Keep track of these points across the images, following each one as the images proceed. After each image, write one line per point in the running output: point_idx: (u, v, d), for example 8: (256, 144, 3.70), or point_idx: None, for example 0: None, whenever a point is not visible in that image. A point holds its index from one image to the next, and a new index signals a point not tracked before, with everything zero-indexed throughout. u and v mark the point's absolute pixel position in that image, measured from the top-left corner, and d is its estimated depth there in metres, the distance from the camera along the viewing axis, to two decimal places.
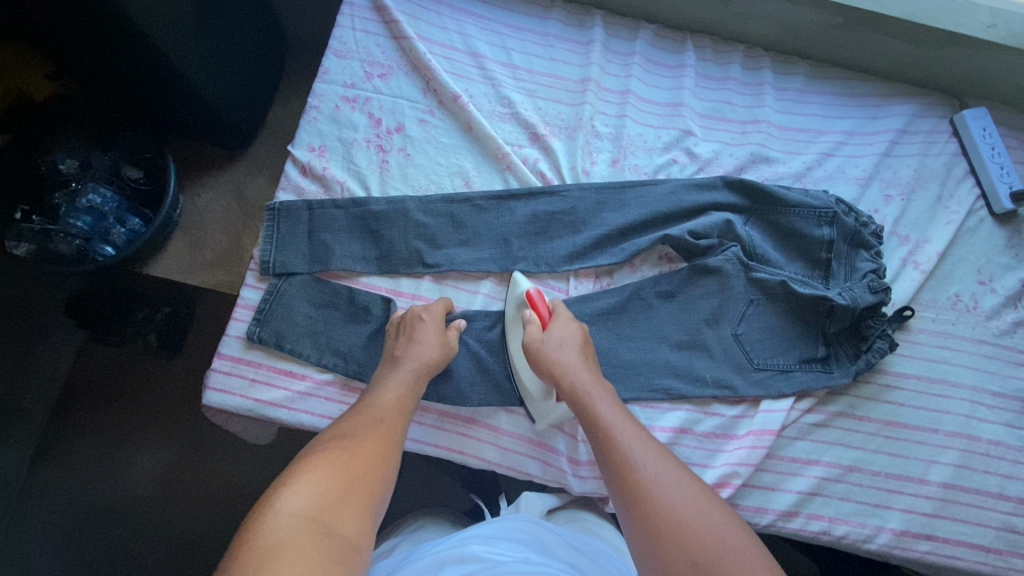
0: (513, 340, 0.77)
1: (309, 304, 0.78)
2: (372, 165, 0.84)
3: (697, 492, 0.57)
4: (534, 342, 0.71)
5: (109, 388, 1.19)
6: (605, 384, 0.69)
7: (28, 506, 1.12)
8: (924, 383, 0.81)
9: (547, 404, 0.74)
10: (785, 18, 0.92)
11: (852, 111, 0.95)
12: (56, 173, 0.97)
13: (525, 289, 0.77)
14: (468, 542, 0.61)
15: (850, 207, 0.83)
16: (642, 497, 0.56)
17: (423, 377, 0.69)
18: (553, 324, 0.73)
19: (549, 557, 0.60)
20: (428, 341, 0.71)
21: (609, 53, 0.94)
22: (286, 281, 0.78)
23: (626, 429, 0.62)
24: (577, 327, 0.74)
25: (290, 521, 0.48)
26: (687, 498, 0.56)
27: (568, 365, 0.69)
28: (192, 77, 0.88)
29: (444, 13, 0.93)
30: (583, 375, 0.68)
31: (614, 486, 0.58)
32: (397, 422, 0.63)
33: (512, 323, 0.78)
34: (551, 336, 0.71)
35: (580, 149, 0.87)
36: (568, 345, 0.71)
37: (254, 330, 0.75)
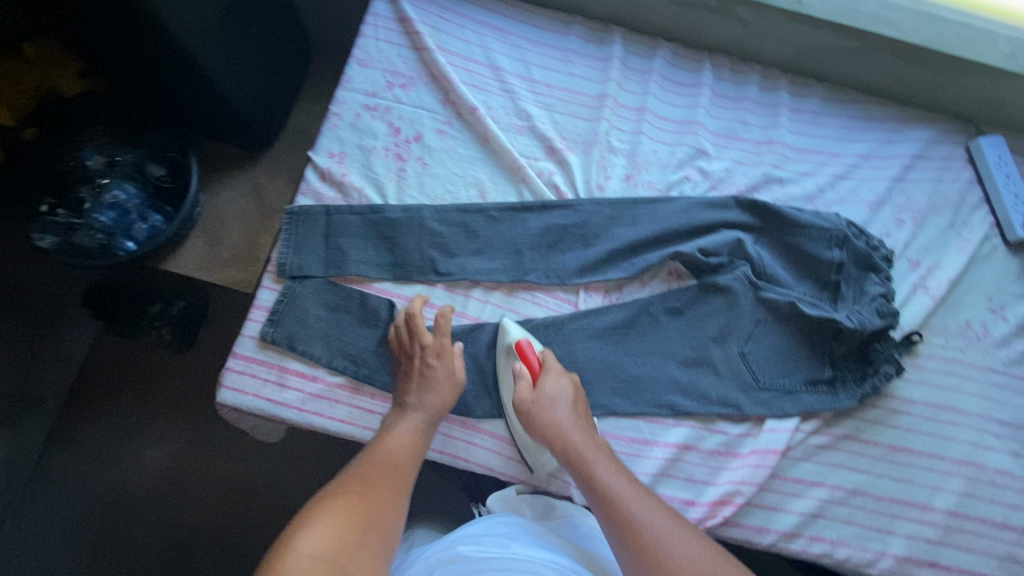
0: (505, 392, 0.78)
1: (322, 307, 0.79)
2: (390, 173, 0.86)
3: (699, 543, 0.61)
4: (526, 403, 0.72)
5: (121, 378, 1.23)
6: (599, 441, 0.71)
7: (37, 493, 1.14)
8: (931, 409, 0.81)
9: (541, 455, 0.76)
10: (802, 41, 0.93)
11: (867, 134, 0.96)
12: (82, 169, 0.99)
13: (516, 339, 0.77)
14: (454, 543, 0.63)
15: (861, 230, 0.84)
16: (655, 565, 0.59)
17: (438, 417, 0.72)
18: (545, 379, 0.74)
19: (537, 548, 0.63)
20: (441, 389, 0.73)
21: (627, 69, 0.95)
22: (300, 283, 0.79)
23: (627, 493, 0.65)
24: (568, 379, 0.75)
25: (306, 562, 0.51)
26: (693, 555, 0.60)
27: (564, 426, 0.70)
28: (217, 80, 0.90)
29: (466, 26, 0.95)
30: (580, 439, 0.69)
31: (624, 554, 0.61)
32: (404, 468, 0.67)
33: (503, 373, 0.78)
34: (543, 395, 0.72)
35: (595, 163, 0.88)
36: (561, 402, 0.72)
37: (268, 331, 0.76)
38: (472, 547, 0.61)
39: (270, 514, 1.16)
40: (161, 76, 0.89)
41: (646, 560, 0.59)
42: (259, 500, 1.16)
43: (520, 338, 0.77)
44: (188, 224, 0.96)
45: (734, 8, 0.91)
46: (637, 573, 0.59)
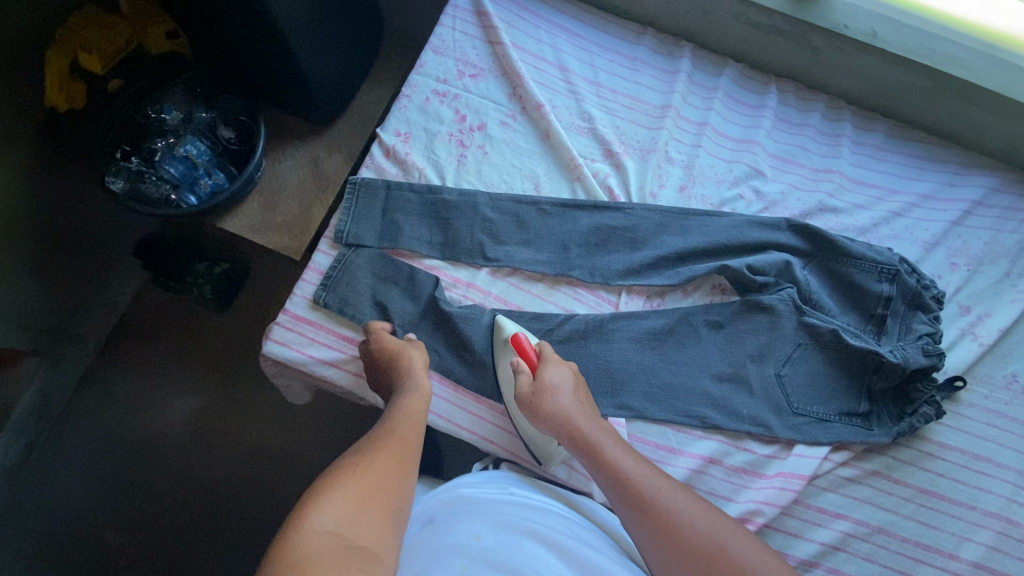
0: (504, 381, 0.78)
1: (372, 277, 0.82)
2: (451, 157, 0.88)
3: (708, 516, 0.62)
4: (529, 394, 0.72)
5: (158, 328, 1.27)
6: (605, 426, 0.71)
7: (66, 427, 1.20)
8: (967, 457, 0.79)
9: (548, 444, 0.76)
10: (871, 74, 0.93)
11: (928, 174, 0.94)
12: (160, 122, 1.05)
13: (512, 334, 0.77)
14: (457, 486, 0.69)
15: (914, 267, 0.83)
16: (672, 541, 0.60)
17: (427, 388, 0.72)
18: (545, 370, 0.74)
19: (535, 492, 0.69)
20: (417, 366, 0.73)
21: (693, 84, 0.96)
22: (355, 252, 0.82)
23: (639, 473, 0.65)
24: (566, 366, 0.76)
25: (330, 542, 0.46)
26: (709, 531, 0.60)
27: (569, 412, 0.70)
28: (298, 54, 0.95)
29: (541, 26, 0.98)
30: (586, 422, 0.70)
31: (641, 536, 0.62)
32: (413, 441, 0.63)
33: (502, 367, 0.78)
34: (545, 384, 0.72)
35: (651, 171, 0.89)
36: (564, 390, 0.73)
37: (321, 295, 0.79)
38: (472, 489, 0.68)
39: (279, 481, 1.17)
40: (246, 45, 0.94)
41: (664, 544, 0.60)
42: (273, 465, 1.18)
43: (516, 333, 0.77)
44: (249, 186, 1.00)
45: (808, 35, 0.92)
46: (659, 558, 0.60)
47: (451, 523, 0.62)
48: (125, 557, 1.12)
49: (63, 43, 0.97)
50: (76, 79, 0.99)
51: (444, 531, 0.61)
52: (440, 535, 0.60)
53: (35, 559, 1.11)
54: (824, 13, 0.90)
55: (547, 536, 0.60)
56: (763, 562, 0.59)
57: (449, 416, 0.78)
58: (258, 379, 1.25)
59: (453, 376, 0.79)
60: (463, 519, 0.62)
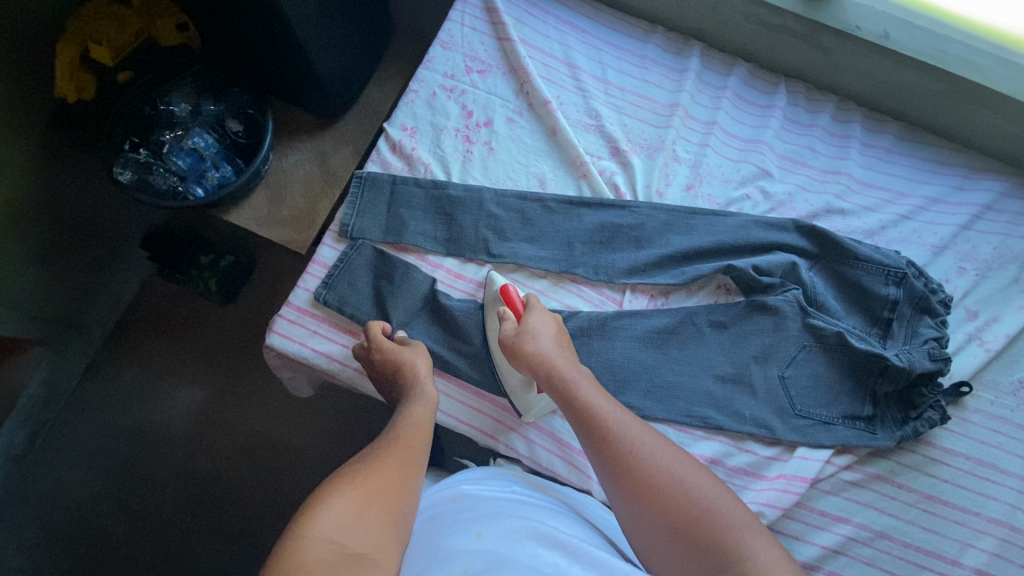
0: (491, 333, 0.79)
1: (372, 275, 0.82)
2: (457, 152, 0.88)
3: (670, 454, 0.62)
4: (511, 337, 0.73)
5: (163, 319, 1.28)
6: (582, 369, 0.72)
7: (71, 416, 1.21)
8: (972, 463, 0.78)
9: (530, 396, 0.77)
10: (882, 75, 0.92)
11: (938, 178, 0.93)
12: (167, 114, 1.05)
13: (502, 285, 0.79)
14: (458, 483, 0.70)
15: (921, 270, 0.82)
16: (629, 472, 0.60)
17: (435, 394, 0.72)
18: (528, 316, 0.75)
19: (535, 491, 0.69)
20: (423, 372, 0.73)
21: (701, 83, 0.96)
22: (355, 250, 0.82)
23: (607, 410, 0.66)
24: (550, 316, 0.76)
25: (327, 550, 0.47)
26: (668, 466, 0.60)
27: (547, 352, 0.71)
28: (307, 48, 0.95)
29: (550, 23, 0.97)
30: (562, 363, 0.71)
31: (601, 467, 0.62)
32: (419, 447, 0.63)
33: (489, 316, 0.79)
34: (526, 328, 0.73)
35: (658, 169, 0.89)
36: (544, 334, 0.73)
37: (321, 292, 0.79)
38: (474, 487, 0.68)
39: (281, 474, 1.18)
40: (256, 39, 0.94)
41: (622, 475, 0.60)
42: (275, 456, 1.19)
43: (505, 285, 0.79)
44: (255, 178, 1.00)
45: (819, 36, 0.91)
46: (616, 488, 0.61)
47: (451, 521, 0.62)
48: (128, 546, 1.13)
49: (74, 33, 0.97)
50: (85, 70, 1.00)
51: (445, 530, 0.61)
52: (441, 534, 0.60)
53: (38, 546, 1.12)
54: (836, 13, 0.89)
55: (551, 535, 0.58)
56: (719, 497, 0.57)
57: (450, 410, 0.78)
58: (261, 372, 1.25)
59: (454, 371, 0.79)
60: (463, 518, 0.62)
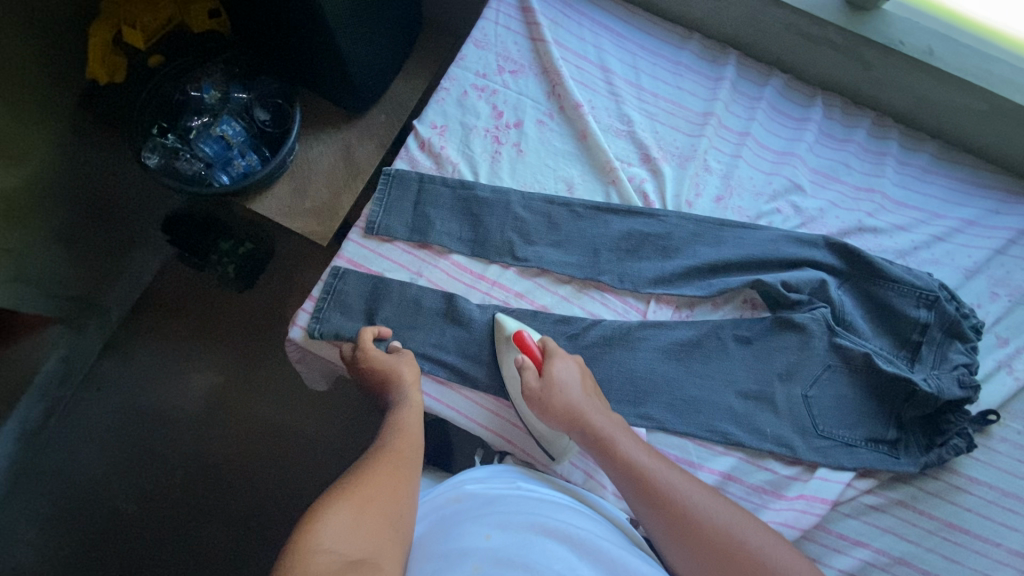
0: (511, 380, 0.77)
1: (361, 300, 0.80)
2: (485, 153, 0.87)
3: (725, 508, 0.63)
4: (536, 391, 0.71)
5: (180, 303, 1.28)
6: (615, 418, 0.71)
7: (85, 394, 1.22)
8: (995, 493, 0.76)
9: (559, 440, 0.75)
10: (923, 92, 0.90)
11: (975, 200, 0.91)
12: (197, 101, 1.05)
13: (515, 331, 0.76)
14: (463, 482, 0.69)
15: (953, 294, 0.81)
16: (689, 534, 0.61)
17: (419, 400, 0.72)
18: (552, 366, 0.73)
19: (542, 486, 0.69)
20: (408, 379, 0.73)
21: (736, 92, 0.94)
22: (341, 279, 0.80)
23: (654, 468, 0.65)
24: (573, 360, 0.75)
25: (332, 560, 0.47)
26: (723, 523, 0.61)
27: (578, 406, 0.70)
28: (341, 41, 0.94)
29: (585, 25, 0.96)
30: (596, 417, 0.70)
31: (656, 529, 0.63)
32: (410, 454, 0.63)
33: (507, 365, 0.77)
34: (553, 381, 0.72)
35: (688, 178, 0.87)
36: (572, 384, 0.72)
37: (315, 327, 0.78)
38: (478, 485, 0.67)
39: (292, 465, 1.18)
40: (290, 29, 0.94)
41: (681, 539, 0.61)
42: (286, 445, 1.19)
43: (519, 330, 0.76)
44: (280, 168, 1.00)
45: (860, 49, 0.89)
46: (676, 550, 0.62)
47: (458, 523, 0.62)
48: (136, 525, 1.14)
49: (109, 15, 0.98)
50: (117, 53, 1.01)
51: (453, 530, 0.61)
52: (448, 535, 0.60)
53: (48, 521, 1.14)
54: (879, 26, 0.87)
55: (558, 529, 0.60)
56: (780, 554, 0.60)
57: (468, 412, 0.77)
58: (275, 362, 1.25)
59: (472, 373, 0.78)
60: (470, 519, 0.62)
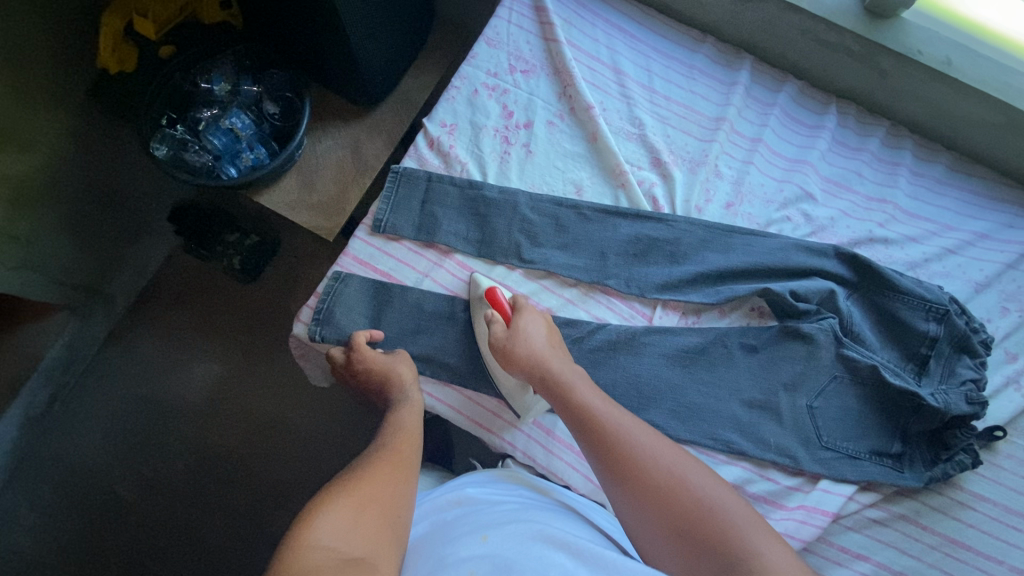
0: (481, 337, 0.78)
1: (366, 304, 0.80)
2: (494, 153, 0.87)
3: (674, 452, 0.61)
4: (502, 341, 0.72)
5: (185, 294, 1.29)
6: (577, 368, 0.71)
7: (89, 382, 1.23)
8: (1000, 510, 0.76)
9: (525, 397, 0.76)
10: (940, 103, 0.89)
11: (989, 213, 0.90)
12: (206, 92, 1.05)
13: (487, 288, 0.78)
14: (463, 486, 0.69)
15: (964, 308, 0.80)
16: (631, 469, 0.59)
17: (418, 399, 0.72)
18: (518, 319, 0.74)
19: (540, 495, 0.68)
20: (408, 379, 0.73)
21: (749, 98, 0.93)
22: (344, 282, 0.80)
23: (607, 410, 0.65)
24: (540, 316, 0.76)
25: (328, 557, 0.46)
26: (668, 464, 0.60)
27: (539, 354, 0.71)
28: (352, 36, 0.94)
29: (598, 25, 0.96)
30: (556, 364, 0.70)
31: (602, 469, 0.62)
32: (409, 453, 0.63)
33: (478, 320, 0.78)
34: (517, 331, 0.72)
35: (698, 184, 0.87)
36: (537, 335, 0.73)
37: (316, 330, 0.78)
38: (478, 490, 0.68)
39: (292, 458, 1.18)
40: (301, 22, 0.93)
41: (624, 476, 0.60)
42: (286, 439, 1.19)
43: (490, 287, 0.77)
44: (288, 162, 1.00)
45: (877, 58, 0.88)
46: (618, 490, 0.60)
47: (457, 524, 0.62)
48: (136, 513, 1.14)
49: (120, 5, 0.98)
50: (128, 43, 1.00)
51: (450, 534, 0.60)
52: (446, 538, 0.60)
53: (50, 506, 1.14)
54: (897, 35, 0.86)
55: (557, 536, 0.58)
56: (727, 501, 0.56)
57: (470, 413, 0.77)
58: (278, 355, 1.25)
59: (476, 374, 0.78)
60: (468, 521, 0.62)
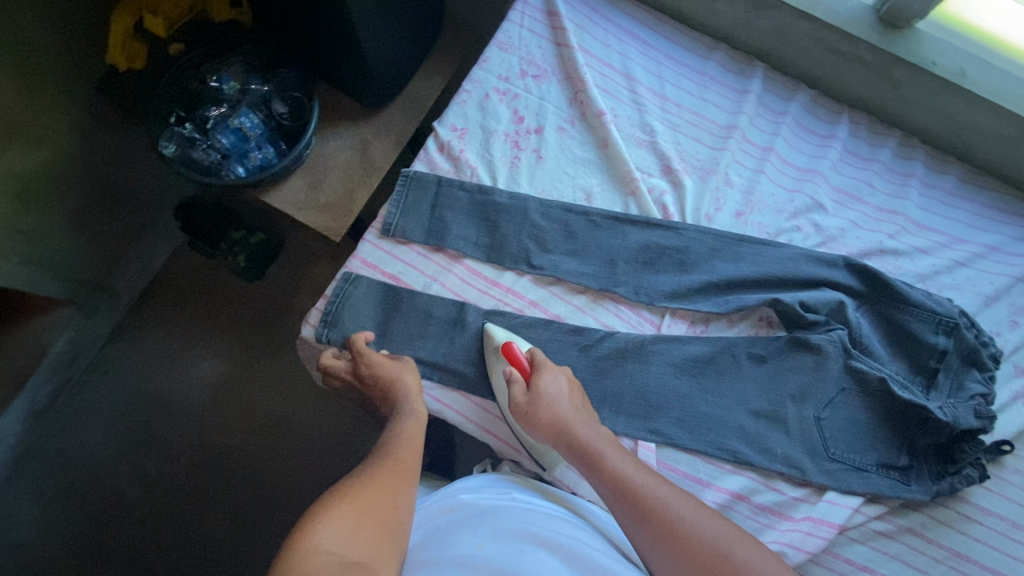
0: (500, 393, 0.76)
1: (373, 307, 0.80)
2: (505, 158, 0.87)
3: (712, 519, 0.61)
4: (524, 405, 0.70)
5: (190, 292, 1.28)
6: (602, 430, 0.70)
7: (93, 378, 1.23)
8: (1006, 524, 0.76)
9: (546, 452, 0.75)
10: (952, 114, 0.89)
11: (999, 226, 0.89)
12: (215, 90, 1.04)
13: (504, 343, 0.76)
14: (457, 490, 0.69)
15: (973, 321, 0.80)
16: (675, 544, 0.58)
17: (420, 408, 0.71)
18: (539, 378, 0.72)
19: (537, 497, 0.68)
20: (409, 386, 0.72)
21: (761, 106, 0.93)
22: (352, 284, 0.80)
23: (640, 477, 0.63)
24: (560, 372, 0.74)
25: (328, 560, 0.46)
26: (712, 535, 0.59)
27: (564, 418, 0.69)
28: (363, 37, 0.93)
29: (610, 31, 0.95)
30: (582, 429, 0.68)
31: (642, 542, 0.60)
32: (411, 461, 0.63)
33: (496, 377, 0.76)
34: (539, 392, 0.70)
35: (709, 192, 0.86)
36: (560, 396, 0.71)
37: (322, 331, 0.78)
38: (473, 495, 0.67)
39: (296, 458, 1.18)
40: (313, 22, 0.93)
41: (669, 552, 0.58)
42: (290, 438, 1.19)
43: (508, 341, 0.76)
44: (296, 163, 1.00)
45: (890, 68, 0.87)
46: (664, 565, 0.58)
47: (451, 530, 0.62)
48: (138, 510, 1.14)
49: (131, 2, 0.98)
50: (138, 40, 1.00)
51: (445, 540, 0.60)
52: (440, 544, 0.59)
53: (53, 502, 1.14)
54: (911, 45, 0.85)
55: (550, 539, 0.60)
56: (774, 570, 0.57)
57: (479, 420, 0.77)
58: (282, 355, 1.25)
59: (484, 380, 0.78)
60: (463, 528, 0.61)
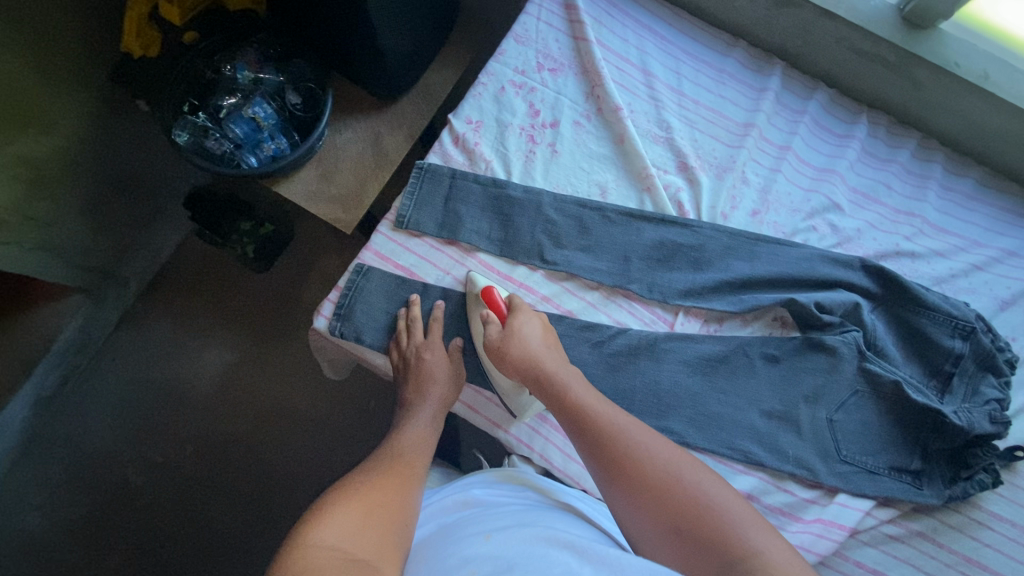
0: (477, 336, 0.78)
1: (387, 301, 0.79)
2: (520, 152, 0.86)
3: (670, 449, 0.61)
4: (497, 342, 0.72)
5: (198, 280, 1.28)
6: (573, 369, 0.70)
7: (101, 364, 1.23)
8: (1018, 531, 0.75)
9: (520, 397, 0.75)
10: (974, 116, 0.88)
11: (1018, 230, 0.89)
12: (228, 78, 1.04)
13: (483, 286, 0.77)
14: (470, 487, 0.68)
15: (990, 326, 0.79)
16: (629, 469, 0.59)
17: (438, 419, 0.73)
18: (514, 319, 0.74)
19: (546, 497, 0.68)
20: (442, 378, 0.75)
21: (779, 105, 0.92)
22: (365, 277, 0.79)
23: (602, 409, 0.65)
24: (536, 316, 0.75)
25: (331, 555, 0.46)
26: (666, 463, 0.59)
27: (534, 354, 0.70)
28: (379, 28, 0.93)
29: (628, 25, 0.94)
30: (552, 365, 0.69)
31: (598, 469, 0.61)
32: (417, 465, 0.64)
33: (474, 320, 0.78)
34: (512, 331, 0.72)
35: (725, 190, 0.86)
36: (533, 336, 0.72)
37: (336, 325, 0.78)
38: (485, 491, 0.67)
39: (303, 448, 1.18)
40: (330, 12, 0.92)
41: (621, 476, 0.59)
42: (296, 428, 1.20)
43: (487, 286, 0.77)
44: (309, 154, 0.99)
45: (912, 69, 0.87)
46: (616, 490, 0.59)
47: (462, 526, 0.61)
48: (145, 496, 1.15)
49: None
50: (152, 27, 0.99)
51: (456, 534, 0.60)
52: (450, 539, 0.59)
53: (60, 487, 1.15)
54: (934, 46, 0.84)
55: (561, 536, 0.56)
56: (723, 496, 0.57)
57: (488, 413, 0.78)
58: (290, 345, 1.25)
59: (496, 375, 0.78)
60: (473, 522, 0.61)
